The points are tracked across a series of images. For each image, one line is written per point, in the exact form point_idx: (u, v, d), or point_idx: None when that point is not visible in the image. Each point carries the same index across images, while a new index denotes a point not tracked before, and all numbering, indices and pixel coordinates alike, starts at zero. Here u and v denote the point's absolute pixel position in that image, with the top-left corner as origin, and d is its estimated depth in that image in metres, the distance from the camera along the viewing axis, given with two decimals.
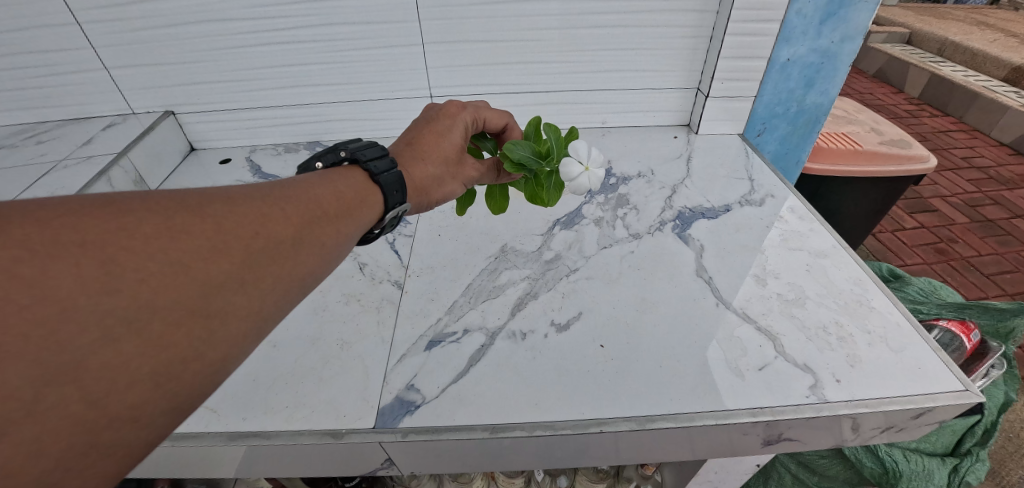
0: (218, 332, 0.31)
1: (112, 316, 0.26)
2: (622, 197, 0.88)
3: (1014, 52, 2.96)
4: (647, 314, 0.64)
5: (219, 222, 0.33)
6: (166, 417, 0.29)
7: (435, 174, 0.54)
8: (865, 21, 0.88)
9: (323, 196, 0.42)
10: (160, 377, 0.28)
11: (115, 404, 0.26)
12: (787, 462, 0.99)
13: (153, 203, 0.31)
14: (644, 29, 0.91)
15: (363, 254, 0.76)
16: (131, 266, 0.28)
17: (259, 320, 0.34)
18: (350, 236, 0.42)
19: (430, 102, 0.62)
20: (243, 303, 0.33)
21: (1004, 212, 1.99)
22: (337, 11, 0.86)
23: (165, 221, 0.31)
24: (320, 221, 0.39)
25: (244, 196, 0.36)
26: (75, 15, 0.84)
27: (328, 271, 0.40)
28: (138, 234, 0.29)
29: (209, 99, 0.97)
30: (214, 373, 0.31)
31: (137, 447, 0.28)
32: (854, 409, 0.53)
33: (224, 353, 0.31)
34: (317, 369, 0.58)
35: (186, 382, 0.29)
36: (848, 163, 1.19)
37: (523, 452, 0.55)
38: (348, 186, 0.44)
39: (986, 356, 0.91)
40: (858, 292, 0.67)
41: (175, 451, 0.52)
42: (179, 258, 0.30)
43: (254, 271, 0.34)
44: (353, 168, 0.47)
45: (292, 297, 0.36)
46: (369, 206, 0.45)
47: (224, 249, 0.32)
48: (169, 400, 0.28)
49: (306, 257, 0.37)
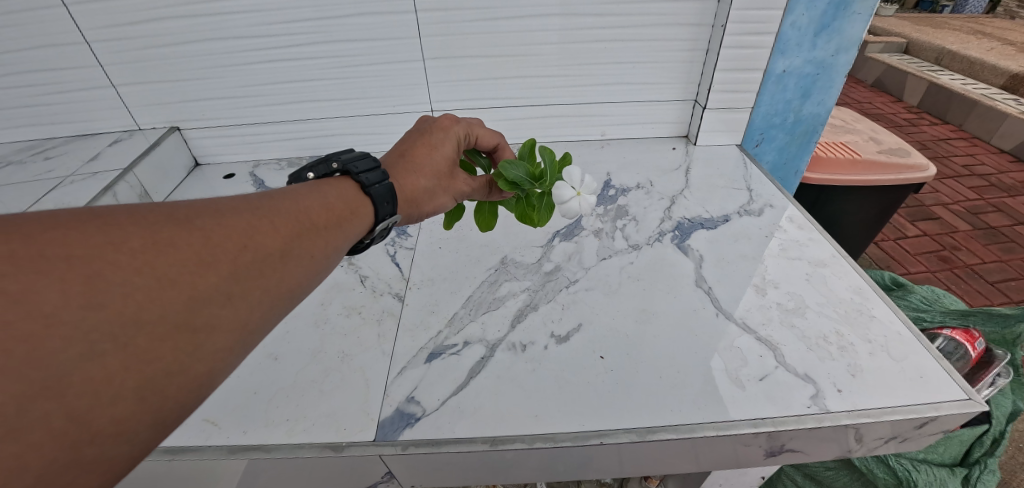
0: (204, 345, 0.31)
1: (98, 330, 0.27)
2: (621, 208, 0.88)
3: (1012, 60, 2.98)
4: (648, 325, 0.64)
5: (208, 235, 0.34)
6: (150, 431, 0.29)
7: (426, 186, 0.55)
8: (859, 32, 0.90)
9: (312, 207, 0.42)
10: (144, 390, 0.28)
11: (98, 419, 0.26)
12: (793, 474, 0.98)
13: (140, 217, 0.32)
14: (641, 43, 0.93)
15: (364, 266, 0.77)
16: (116, 280, 0.28)
17: (246, 333, 0.34)
18: (338, 247, 0.43)
19: (423, 115, 0.63)
20: (230, 316, 0.33)
21: (1007, 219, 1.99)
22: (341, 29, 0.88)
23: (151, 235, 0.31)
24: (310, 232, 0.40)
25: (233, 208, 0.37)
26: (85, 35, 0.86)
27: (317, 282, 0.41)
28: (123, 249, 0.29)
29: (214, 115, 0.99)
30: (200, 386, 0.31)
31: (120, 460, 0.28)
32: (854, 420, 0.53)
33: (210, 366, 0.32)
34: (318, 382, 0.59)
35: (171, 396, 0.30)
36: (847, 172, 1.19)
37: (525, 465, 0.55)
38: (338, 197, 0.45)
39: (991, 364, 0.89)
40: (858, 300, 0.68)
41: (173, 465, 0.52)
42: (166, 272, 0.30)
43: (241, 284, 0.34)
44: (343, 178, 0.48)
45: (279, 309, 0.37)
46: (358, 217, 0.45)
47: (210, 262, 0.33)
48: (153, 413, 0.29)
49: (294, 268, 0.38)
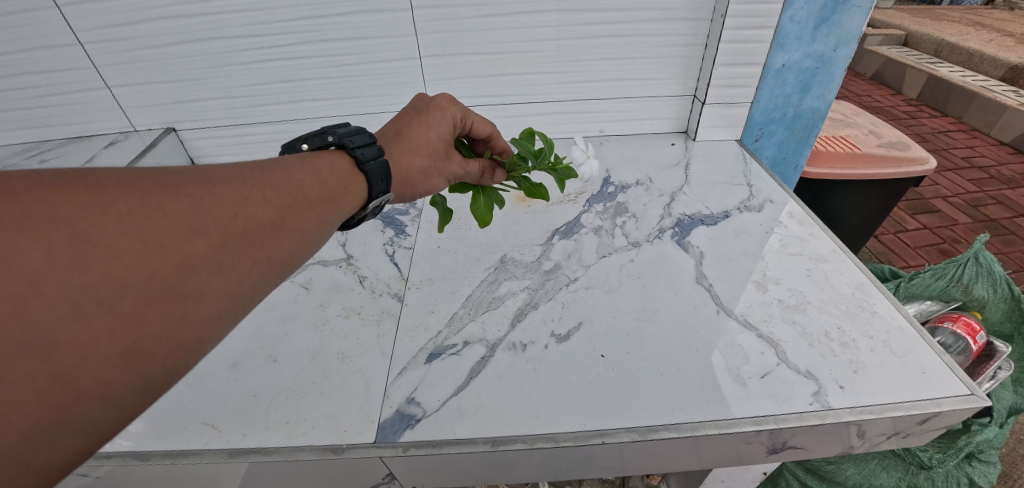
0: (192, 313, 0.32)
1: (83, 292, 0.27)
2: (621, 205, 0.88)
3: (1010, 51, 2.97)
4: (648, 323, 0.64)
5: (198, 202, 0.33)
6: (137, 396, 0.29)
7: (422, 167, 0.54)
8: (859, 25, 0.88)
9: (305, 180, 0.42)
10: (131, 355, 0.29)
11: (84, 381, 0.27)
12: (795, 469, 0.98)
13: (127, 181, 0.32)
14: (639, 38, 0.92)
15: (363, 267, 0.77)
16: (103, 242, 0.28)
17: (234, 303, 0.34)
18: (331, 222, 0.43)
19: (423, 93, 0.63)
20: (219, 285, 0.33)
21: (1007, 211, 1.98)
22: (336, 27, 0.87)
23: (139, 199, 0.31)
24: (301, 206, 0.40)
25: (223, 177, 0.37)
26: (78, 36, 0.85)
27: (308, 256, 0.41)
28: (110, 212, 0.29)
29: (210, 115, 0.98)
30: (187, 354, 0.32)
31: (106, 423, 0.28)
32: (859, 417, 0.53)
33: (197, 335, 0.32)
34: (317, 384, 0.58)
35: (158, 362, 0.30)
36: (847, 166, 1.19)
37: (527, 465, 0.54)
38: (331, 171, 0.44)
39: (992, 358, 0.89)
40: (859, 297, 0.67)
41: (174, 469, 0.52)
42: (154, 238, 0.30)
43: (231, 254, 0.34)
44: (338, 153, 0.47)
45: (269, 281, 0.37)
46: (352, 193, 0.45)
47: (200, 230, 0.32)
48: (141, 378, 0.29)
49: (284, 241, 0.38)
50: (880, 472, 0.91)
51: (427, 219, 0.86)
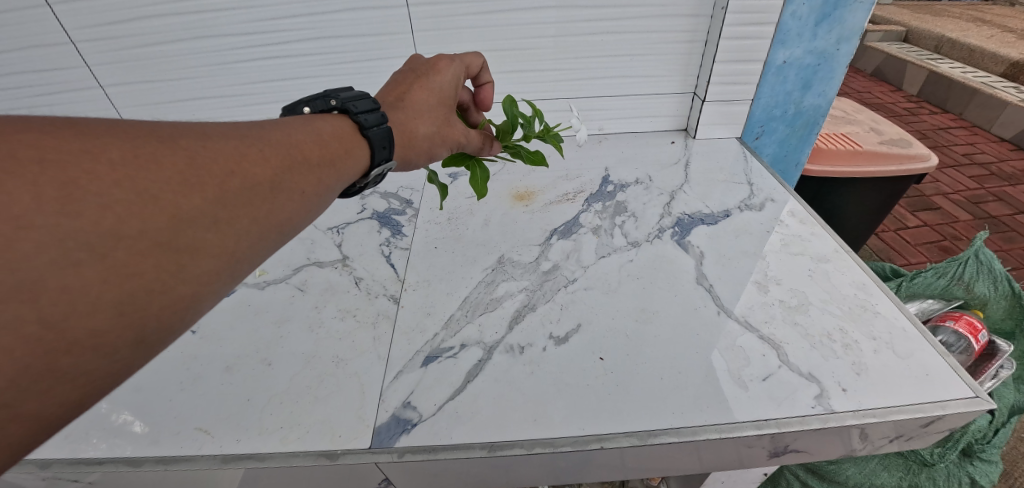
0: (189, 268, 0.31)
1: (74, 239, 0.26)
2: (620, 204, 0.87)
3: (1011, 48, 2.95)
4: (647, 326, 0.63)
5: (194, 156, 0.33)
6: (132, 350, 0.29)
7: (426, 134, 0.53)
8: (861, 21, 0.87)
9: (305, 142, 0.41)
10: (125, 306, 0.28)
11: (76, 329, 0.26)
12: (796, 470, 0.97)
13: (121, 131, 0.31)
14: (638, 34, 0.91)
15: (359, 268, 0.76)
16: (94, 190, 0.27)
17: (233, 261, 0.33)
18: (331, 187, 0.42)
19: (416, 55, 0.62)
20: (217, 242, 0.32)
21: (1008, 208, 1.97)
22: (331, 25, 0.86)
23: (132, 148, 0.30)
24: (301, 167, 0.39)
25: (221, 133, 0.36)
26: (70, 34, 0.84)
27: (309, 220, 0.40)
28: (102, 160, 0.29)
29: (205, 114, 0.97)
30: (184, 309, 0.31)
31: (98, 376, 0.28)
32: (861, 420, 0.52)
33: (194, 290, 0.31)
34: (312, 388, 0.57)
35: (154, 315, 0.29)
36: (847, 164, 1.18)
37: (524, 470, 0.53)
38: (331, 134, 0.43)
39: (994, 357, 0.88)
40: (862, 297, 0.66)
41: (167, 475, 0.51)
42: (147, 188, 0.29)
43: (229, 211, 0.33)
44: (340, 117, 0.46)
45: (269, 243, 0.36)
46: (354, 159, 0.44)
47: (196, 183, 0.32)
48: (134, 332, 0.29)
49: (284, 202, 0.37)
50: (880, 472, 0.90)
51: (424, 219, 0.85)
